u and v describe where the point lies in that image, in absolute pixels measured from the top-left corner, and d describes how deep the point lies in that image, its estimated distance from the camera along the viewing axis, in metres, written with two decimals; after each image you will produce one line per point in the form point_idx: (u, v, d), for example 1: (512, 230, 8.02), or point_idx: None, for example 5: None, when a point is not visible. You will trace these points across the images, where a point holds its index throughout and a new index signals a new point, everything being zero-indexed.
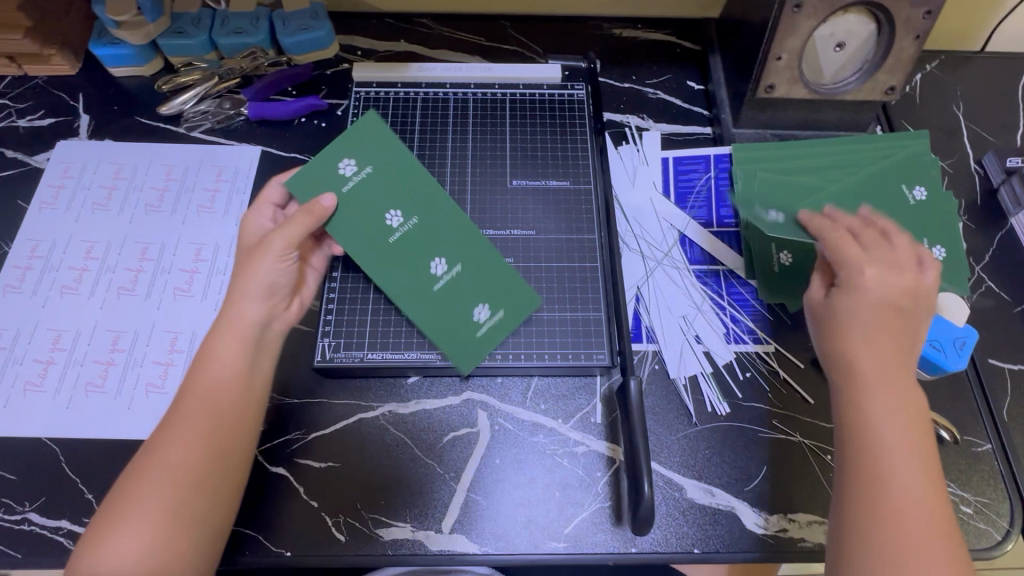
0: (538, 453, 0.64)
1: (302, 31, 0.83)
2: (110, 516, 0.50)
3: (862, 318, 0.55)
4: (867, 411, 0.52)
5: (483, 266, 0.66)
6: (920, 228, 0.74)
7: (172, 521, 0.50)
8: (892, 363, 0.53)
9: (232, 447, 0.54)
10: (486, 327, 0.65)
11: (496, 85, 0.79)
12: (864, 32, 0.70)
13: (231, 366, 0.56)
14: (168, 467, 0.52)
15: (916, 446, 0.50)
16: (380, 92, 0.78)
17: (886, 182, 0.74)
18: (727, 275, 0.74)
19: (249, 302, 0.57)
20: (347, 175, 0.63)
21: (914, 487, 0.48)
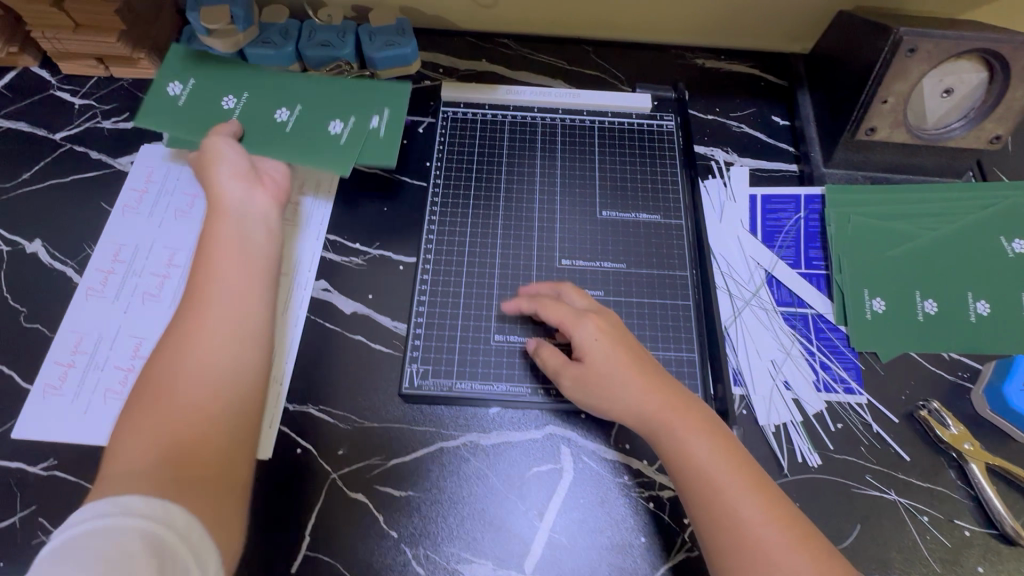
0: (623, 495, 0.62)
1: (388, 47, 0.82)
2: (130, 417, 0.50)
3: (601, 374, 0.57)
4: (686, 454, 0.53)
5: (321, 100, 0.78)
6: (1020, 279, 0.71)
7: (197, 418, 0.50)
8: (670, 393, 0.56)
9: (241, 332, 0.56)
10: (385, 125, 0.77)
11: (585, 112, 0.78)
12: (974, 80, 0.68)
13: (231, 264, 0.59)
14: (184, 348, 0.53)
15: (740, 466, 0.53)
16: (468, 113, 0.77)
17: (982, 234, 0.73)
18: (817, 319, 0.71)
19: (226, 186, 0.65)
20: (231, 104, 0.77)
21: (748, 502, 0.50)
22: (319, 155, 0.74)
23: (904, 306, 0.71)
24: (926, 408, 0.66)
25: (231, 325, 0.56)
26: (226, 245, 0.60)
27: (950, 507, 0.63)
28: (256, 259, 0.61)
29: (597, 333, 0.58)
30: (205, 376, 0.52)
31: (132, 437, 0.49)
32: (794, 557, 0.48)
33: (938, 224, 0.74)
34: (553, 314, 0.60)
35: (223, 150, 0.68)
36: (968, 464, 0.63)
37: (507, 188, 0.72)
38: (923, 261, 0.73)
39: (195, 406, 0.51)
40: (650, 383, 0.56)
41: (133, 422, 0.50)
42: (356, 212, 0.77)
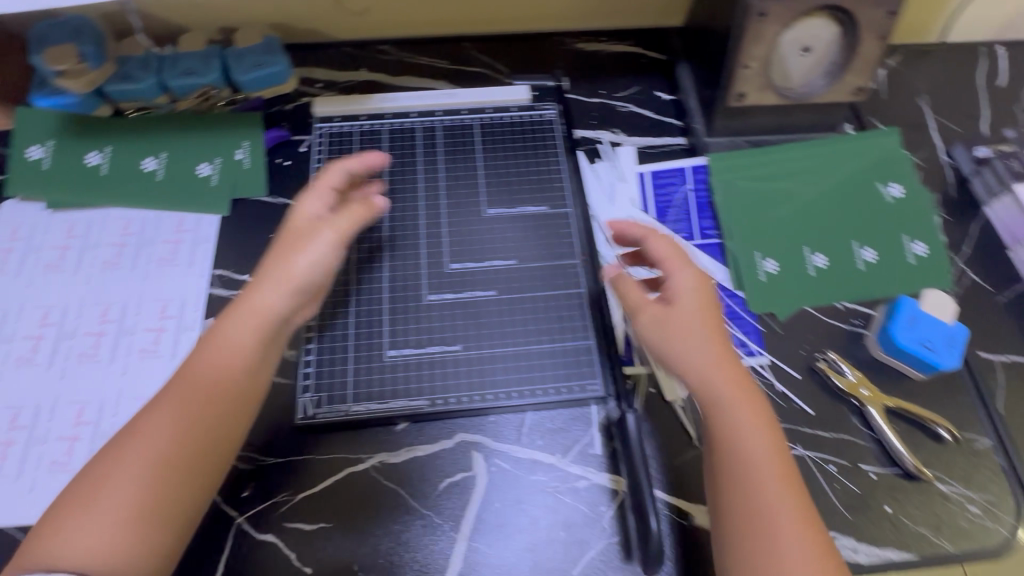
0: (539, 492, 0.62)
1: (257, 68, 0.79)
2: (77, 500, 0.48)
3: (687, 320, 0.56)
4: (732, 439, 0.52)
5: (182, 141, 0.78)
6: (896, 218, 0.75)
7: (130, 526, 0.48)
8: (739, 373, 0.54)
9: (207, 420, 0.52)
10: (249, 157, 0.77)
11: (464, 111, 0.77)
12: (828, 36, 0.70)
13: (222, 335, 0.54)
14: (147, 451, 0.49)
15: (783, 470, 0.51)
16: (344, 127, 0.75)
17: (860, 182, 0.76)
18: (715, 287, 0.72)
19: (275, 296, 0.55)
20: (97, 163, 0.77)
21: (780, 497, 0.50)
22: (194, 202, 0.75)
23: (795, 261, 0.73)
24: (824, 360, 0.68)
25: (200, 410, 0.52)
26: (245, 314, 0.55)
27: (854, 453, 0.64)
28: (237, 383, 0.54)
29: (694, 288, 0.57)
30: (155, 471, 0.49)
31: (64, 527, 0.47)
32: (807, 555, 0.48)
33: (818, 180, 0.76)
34: (658, 251, 0.60)
35: (305, 250, 0.57)
36: (867, 408, 0.65)
37: (391, 198, 0.71)
38: (807, 216, 0.75)
39: (125, 510, 0.48)
40: (722, 354, 0.55)
41: (80, 509, 0.48)
42: (242, 242, 0.74)
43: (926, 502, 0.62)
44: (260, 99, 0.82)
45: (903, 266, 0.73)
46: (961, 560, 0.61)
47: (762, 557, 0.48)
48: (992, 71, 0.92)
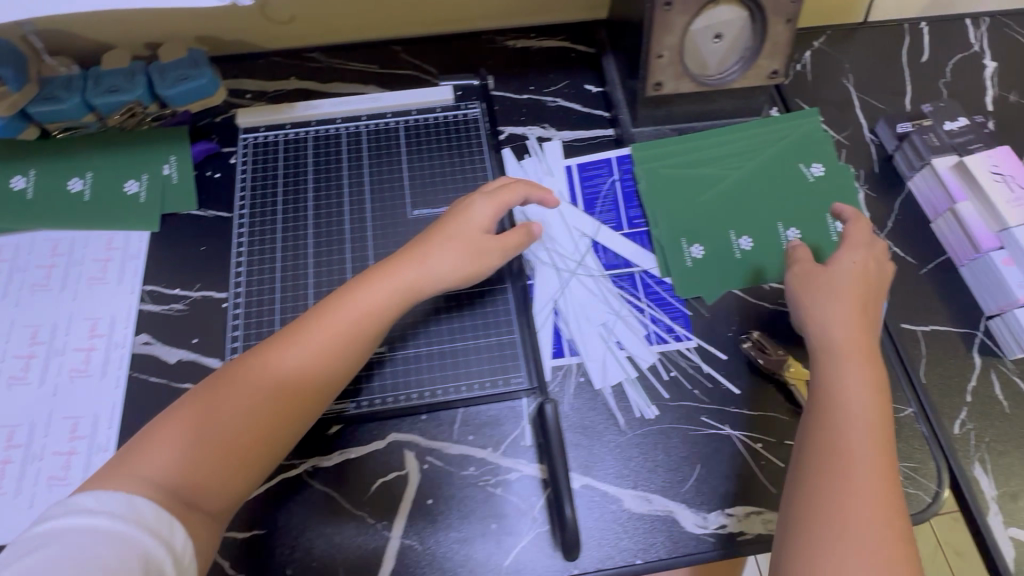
0: (471, 487, 0.63)
1: (181, 82, 0.79)
2: (192, 418, 0.53)
3: (837, 282, 0.63)
4: (847, 419, 0.56)
5: (109, 161, 0.78)
6: (818, 198, 0.76)
7: (212, 458, 0.52)
8: (869, 343, 0.60)
9: (311, 384, 0.57)
10: (177, 172, 0.78)
11: (389, 115, 0.77)
12: (738, 21, 0.71)
13: (370, 301, 0.60)
14: (259, 392, 0.55)
15: (880, 429, 0.56)
16: (268, 136, 0.75)
17: (782, 164, 0.77)
18: (643, 276, 0.73)
19: (424, 277, 0.62)
20: (23, 186, 0.77)
21: (870, 482, 0.53)
22: (124, 219, 0.75)
23: (721, 245, 0.74)
24: (748, 338, 0.70)
25: (313, 374, 0.57)
26: (393, 281, 0.61)
27: (779, 429, 0.66)
28: (351, 357, 0.59)
29: (854, 265, 0.64)
30: (256, 411, 0.54)
31: (160, 449, 0.51)
32: (879, 542, 0.50)
33: (742, 164, 0.77)
34: (853, 233, 0.66)
35: (445, 252, 0.62)
36: (791, 385, 0.67)
37: (315, 206, 0.71)
38: (733, 200, 0.76)
39: (219, 444, 0.53)
40: (861, 321, 0.61)
41: (195, 424, 0.53)
42: (172, 256, 0.74)
43: None
44: (186, 112, 0.82)
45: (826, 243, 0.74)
46: None
47: (838, 534, 0.51)
48: (915, 47, 0.94)
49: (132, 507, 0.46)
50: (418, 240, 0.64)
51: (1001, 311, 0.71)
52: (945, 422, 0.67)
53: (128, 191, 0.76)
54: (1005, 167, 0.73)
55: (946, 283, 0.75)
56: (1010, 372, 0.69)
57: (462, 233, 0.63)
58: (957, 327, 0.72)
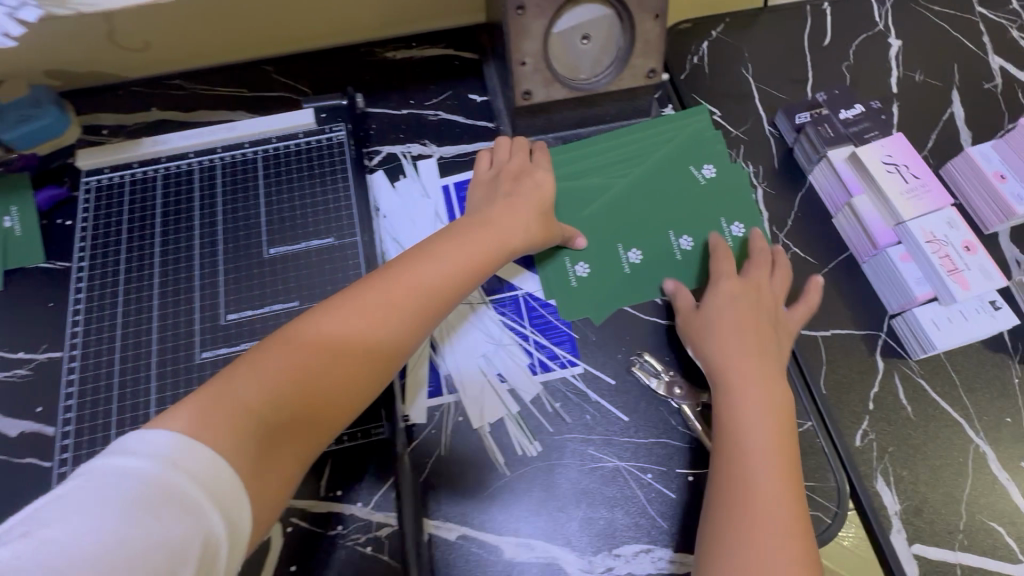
0: (338, 548, 0.58)
1: (25, 123, 0.74)
2: (267, 365, 0.47)
3: (717, 317, 0.61)
4: (752, 464, 0.52)
5: None
6: (711, 202, 0.71)
7: (298, 408, 0.47)
8: (768, 375, 0.57)
9: (413, 340, 0.53)
10: (21, 224, 0.72)
11: (246, 144, 0.71)
12: (603, 20, 0.66)
13: (459, 254, 0.58)
14: (348, 340, 0.51)
15: (782, 456, 0.53)
16: (112, 178, 0.69)
17: (673, 167, 0.72)
18: (527, 299, 0.68)
19: (517, 230, 0.62)
20: None
21: (777, 515, 0.50)
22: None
23: (608, 261, 0.69)
24: (637, 362, 0.65)
25: (418, 321, 0.54)
26: (483, 238, 0.60)
27: (670, 456, 0.61)
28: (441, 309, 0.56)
29: (730, 302, 0.62)
30: (358, 352, 0.51)
31: (264, 372, 0.47)
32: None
33: (629, 172, 0.72)
34: (719, 266, 0.65)
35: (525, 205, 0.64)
36: (683, 408, 0.63)
37: (162, 251, 0.66)
38: (619, 211, 0.71)
39: (317, 384, 0.49)
40: (754, 348, 0.59)
41: (271, 369, 0.47)
42: (14, 317, 0.68)
43: None
44: (33, 154, 0.75)
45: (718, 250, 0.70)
46: None
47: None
48: (818, 29, 0.89)
49: (175, 449, 0.40)
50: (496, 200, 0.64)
51: (903, 310, 0.67)
52: (847, 433, 0.63)
53: None
54: (898, 156, 0.70)
55: (848, 281, 0.70)
56: (914, 374, 0.65)
57: (525, 208, 0.64)
58: (860, 329, 0.68)
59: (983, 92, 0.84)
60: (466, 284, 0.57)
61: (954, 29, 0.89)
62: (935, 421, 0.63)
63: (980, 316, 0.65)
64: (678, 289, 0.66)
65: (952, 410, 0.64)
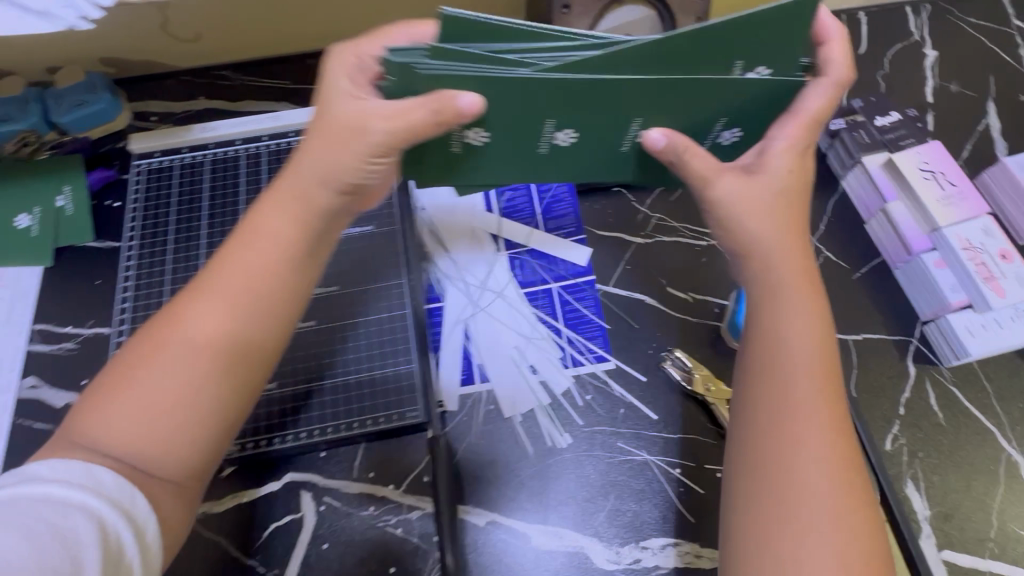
0: (368, 529, 0.59)
1: (79, 108, 0.77)
2: (109, 385, 0.42)
3: (765, 196, 0.50)
4: (786, 372, 0.46)
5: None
6: (715, 101, 0.47)
7: (149, 427, 0.42)
8: (803, 270, 0.50)
9: (243, 336, 0.45)
10: (70, 204, 0.74)
11: (290, 133, 0.73)
12: (645, 21, 0.67)
13: (275, 237, 0.47)
14: (185, 347, 0.43)
15: (821, 369, 0.46)
16: (162, 162, 0.72)
17: (717, 54, 0.44)
18: (560, 293, 0.70)
19: (324, 192, 0.48)
20: None
21: (821, 449, 0.44)
22: (14, 254, 0.71)
23: (523, 149, 0.50)
24: (669, 358, 0.66)
25: (247, 305, 0.45)
26: (283, 191, 0.48)
27: (700, 452, 0.62)
28: (274, 288, 0.46)
29: (789, 167, 0.50)
30: (200, 353, 0.43)
31: (103, 410, 0.41)
32: (846, 538, 0.41)
33: (632, 49, 0.42)
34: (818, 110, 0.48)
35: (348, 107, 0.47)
36: (713, 406, 0.63)
37: (209, 236, 0.68)
38: (570, 102, 0.44)
39: (166, 400, 0.42)
40: (801, 261, 0.50)
41: (113, 396, 0.42)
42: (65, 292, 0.70)
43: None
44: (86, 139, 0.78)
45: None
46: None
47: (800, 524, 0.42)
48: (853, 38, 0.89)
49: (69, 470, 0.39)
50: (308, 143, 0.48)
51: (936, 316, 0.67)
52: (878, 436, 0.63)
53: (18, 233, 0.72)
54: (935, 163, 0.70)
55: (879, 287, 0.71)
56: (945, 380, 0.65)
57: (337, 123, 0.47)
58: (891, 335, 0.68)
59: (1018, 104, 0.84)
60: (286, 269, 0.47)
61: (990, 41, 0.89)
62: (965, 429, 0.63)
63: (1016, 323, 0.64)
64: (664, 143, 0.48)
65: (984, 418, 0.64)
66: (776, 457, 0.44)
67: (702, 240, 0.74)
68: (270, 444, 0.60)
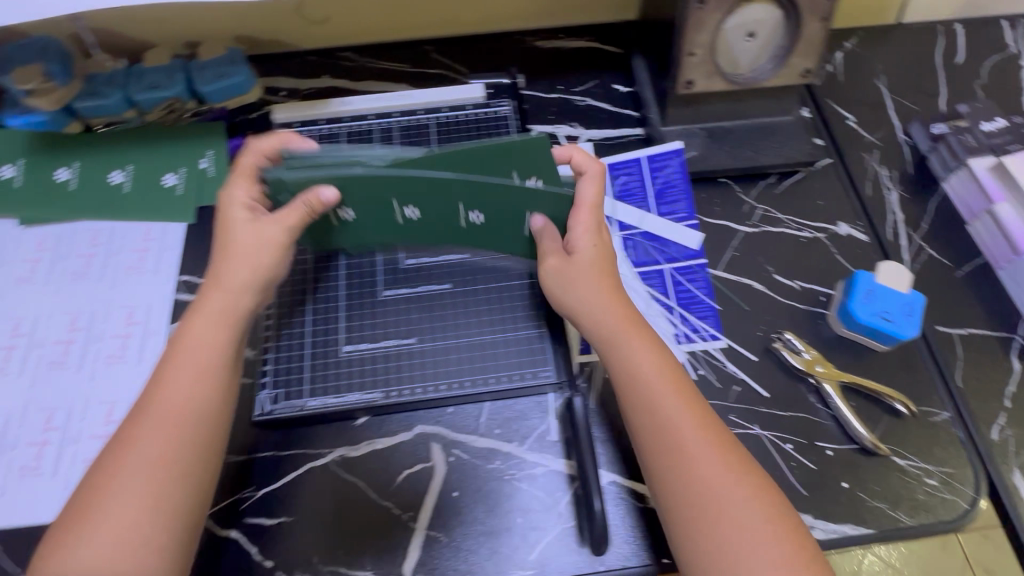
0: (495, 481, 0.62)
1: (219, 79, 0.81)
2: (82, 512, 0.50)
3: (582, 272, 0.59)
4: (669, 413, 0.54)
5: (148, 154, 0.79)
6: (516, 208, 0.57)
7: (119, 537, 0.49)
8: (631, 317, 0.59)
9: (156, 449, 0.51)
10: (212, 166, 0.79)
11: (420, 111, 0.79)
12: (772, 19, 0.71)
13: (181, 368, 0.54)
14: (143, 458, 0.51)
15: (681, 387, 0.56)
16: (302, 131, 0.78)
17: (488, 163, 0.53)
18: (672, 274, 0.73)
19: (200, 325, 0.56)
20: (64, 179, 0.77)
21: (720, 481, 0.52)
22: (162, 211, 0.77)
23: (381, 219, 0.58)
24: (779, 340, 0.68)
25: (174, 424, 0.52)
26: (210, 312, 0.56)
27: (810, 429, 0.65)
28: (206, 392, 0.54)
29: (593, 244, 0.59)
30: (158, 456, 0.51)
31: (74, 542, 0.49)
32: (765, 552, 0.49)
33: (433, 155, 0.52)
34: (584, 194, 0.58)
35: (233, 209, 0.58)
36: (823, 385, 0.66)
37: None
38: (428, 188, 0.54)
39: (143, 500, 0.50)
40: (625, 312, 0.58)
41: (88, 514, 0.50)
42: (207, 248, 0.75)
43: (884, 478, 0.63)
44: (223, 109, 0.83)
45: (848, 248, 0.76)
46: (920, 532, 0.61)
47: (730, 553, 0.49)
48: (950, 49, 0.92)
49: None
50: (212, 269, 0.58)
51: None
52: (984, 426, 0.65)
53: (165, 190, 0.78)
54: None
55: (982, 286, 0.73)
56: None
57: (239, 247, 0.58)
58: (995, 331, 0.70)
59: None
60: (202, 385, 0.54)
61: None
62: None
63: None
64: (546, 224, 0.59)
65: None
66: (677, 496, 0.52)
67: (806, 232, 0.77)
68: (275, 408, 0.63)
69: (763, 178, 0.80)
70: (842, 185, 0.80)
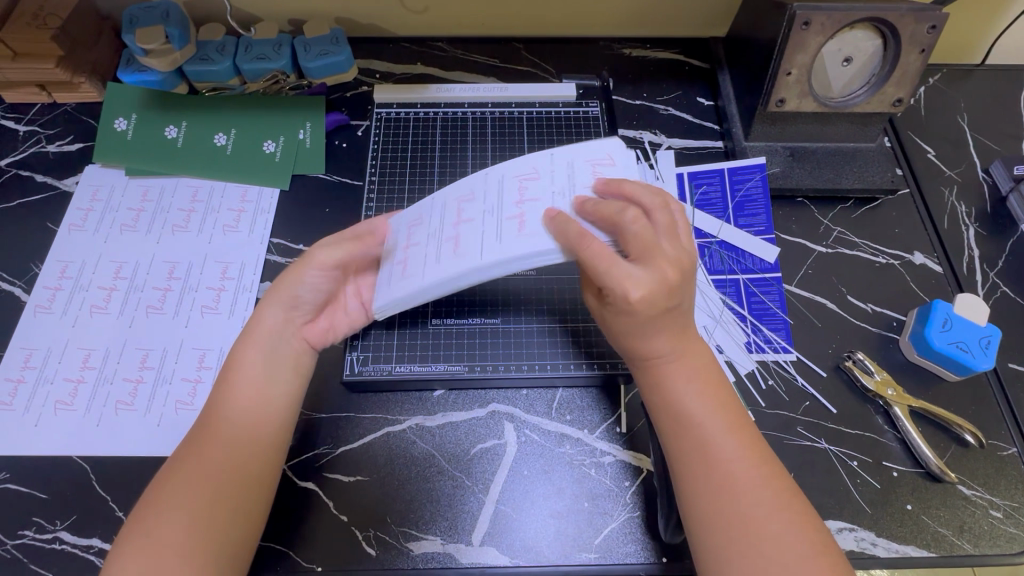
0: (565, 465, 0.64)
1: (323, 56, 0.84)
2: (135, 523, 0.51)
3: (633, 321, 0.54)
4: (711, 440, 0.52)
5: (250, 121, 0.83)
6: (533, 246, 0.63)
7: (167, 551, 0.49)
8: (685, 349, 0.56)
9: (214, 465, 0.53)
10: (310, 138, 0.83)
11: (513, 104, 0.83)
12: (870, 47, 0.72)
13: (242, 387, 0.57)
14: (193, 473, 0.53)
15: (728, 413, 0.54)
16: (400, 112, 0.82)
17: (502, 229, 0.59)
18: (748, 284, 0.74)
19: (254, 345, 0.59)
20: (172, 137, 0.81)
21: (765, 511, 0.49)
22: (260, 174, 0.80)
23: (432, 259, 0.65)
24: (851, 359, 0.70)
25: (234, 442, 0.55)
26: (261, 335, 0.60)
27: (877, 450, 0.66)
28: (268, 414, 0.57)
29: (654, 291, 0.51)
30: (219, 473, 0.53)
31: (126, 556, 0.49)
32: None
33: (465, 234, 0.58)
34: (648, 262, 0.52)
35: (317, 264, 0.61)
36: (893, 408, 0.67)
37: (441, 181, 0.77)
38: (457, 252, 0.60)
39: (202, 512, 0.51)
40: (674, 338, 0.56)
41: (142, 526, 0.50)
42: (300, 215, 0.79)
43: (949, 504, 0.63)
44: (322, 85, 0.86)
45: (922, 278, 0.76)
46: (983, 562, 0.61)
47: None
48: None
49: None
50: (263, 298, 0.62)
51: None
52: None
53: (265, 156, 0.81)
54: None
55: None
56: None
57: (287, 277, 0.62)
58: None
59: None
60: (264, 406, 0.57)
61: None
62: None
63: None
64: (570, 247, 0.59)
65: None
66: (721, 535, 0.50)
67: (880, 257, 0.78)
68: (366, 366, 0.67)
69: (841, 201, 0.82)
70: (918, 216, 0.81)
